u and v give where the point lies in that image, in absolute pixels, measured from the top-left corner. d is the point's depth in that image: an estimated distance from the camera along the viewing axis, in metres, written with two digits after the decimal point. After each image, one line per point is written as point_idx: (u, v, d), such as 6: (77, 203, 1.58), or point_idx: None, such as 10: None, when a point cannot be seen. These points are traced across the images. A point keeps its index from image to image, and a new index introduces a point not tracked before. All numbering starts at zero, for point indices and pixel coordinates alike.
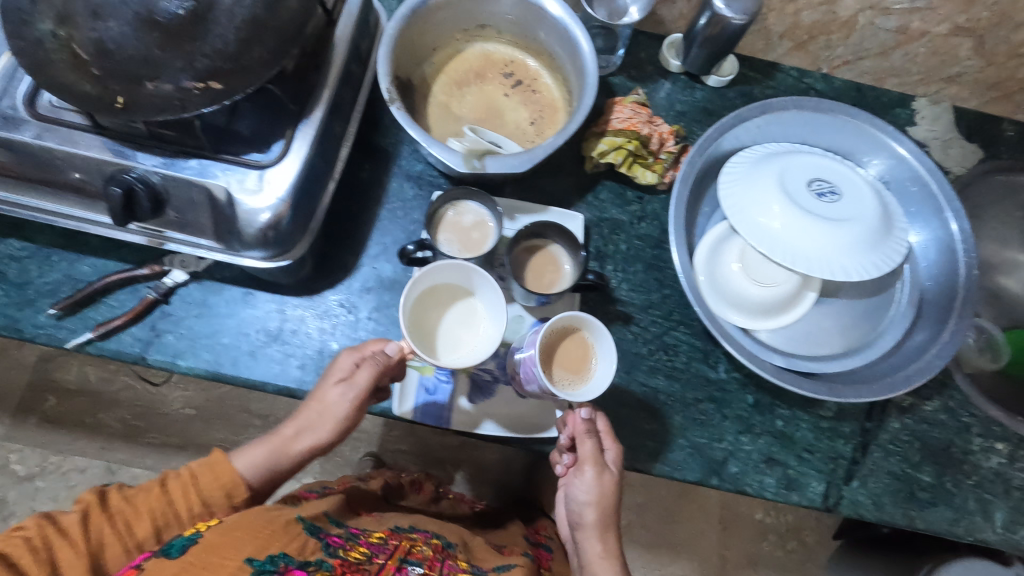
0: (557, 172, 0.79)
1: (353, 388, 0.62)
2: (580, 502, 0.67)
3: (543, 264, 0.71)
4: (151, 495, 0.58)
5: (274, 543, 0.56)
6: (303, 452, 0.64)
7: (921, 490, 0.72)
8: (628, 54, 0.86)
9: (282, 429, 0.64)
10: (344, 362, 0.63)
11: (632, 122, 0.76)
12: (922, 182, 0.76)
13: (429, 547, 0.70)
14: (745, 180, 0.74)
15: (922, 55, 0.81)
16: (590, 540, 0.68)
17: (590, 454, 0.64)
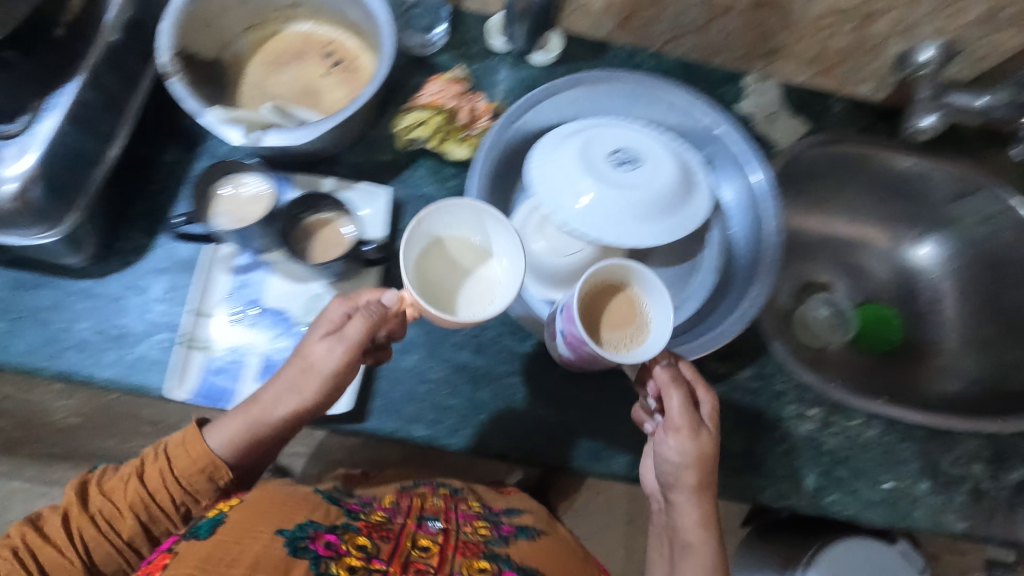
0: (372, 150, 0.79)
1: (343, 342, 0.58)
2: (673, 464, 0.61)
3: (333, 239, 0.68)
4: (129, 488, 0.57)
5: (302, 514, 0.59)
6: (281, 417, 0.59)
7: (731, 458, 0.72)
8: (454, 33, 0.85)
9: (258, 396, 0.60)
10: (334, 316, 0.60)
11: (437, 97, 0.76)
12: (728, 150, 0.77)
13: (441, 501, 0.73)
14: (552, 154, 0.73)
15: (737, 30, 0.82)
16: (684, 503, 0.61)
17: (678, 407, 0.60)
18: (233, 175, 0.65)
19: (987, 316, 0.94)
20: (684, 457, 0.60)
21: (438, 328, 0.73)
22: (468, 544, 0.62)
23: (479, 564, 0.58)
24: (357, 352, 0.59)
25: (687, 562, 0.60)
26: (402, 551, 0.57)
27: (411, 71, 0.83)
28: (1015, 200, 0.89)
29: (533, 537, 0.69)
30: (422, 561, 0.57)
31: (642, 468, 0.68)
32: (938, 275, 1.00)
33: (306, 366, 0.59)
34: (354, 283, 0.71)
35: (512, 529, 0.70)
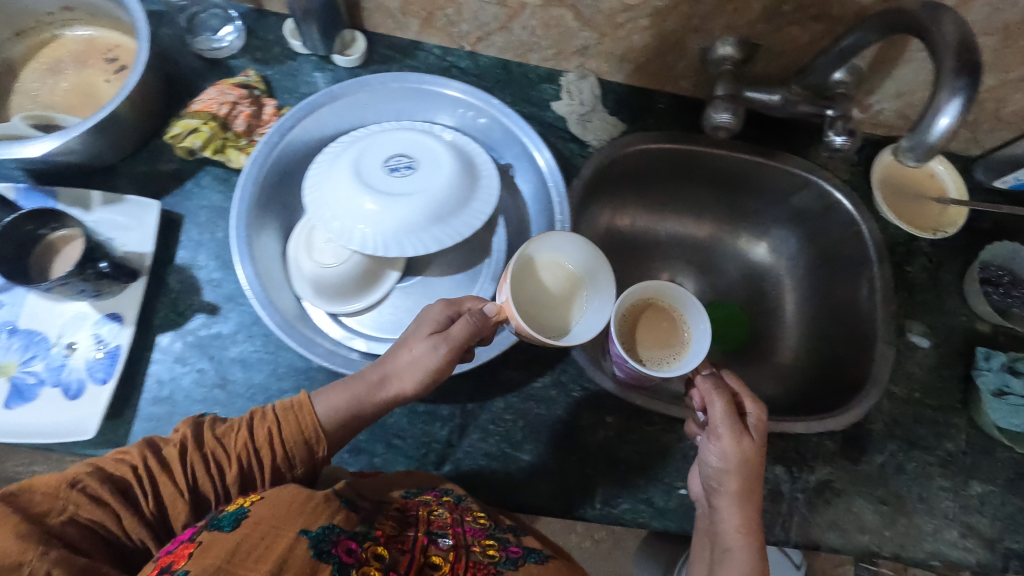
0: (156, 160, 0.76)
1: (448, 343, 0.62)
2: (716, 469, 0.63)
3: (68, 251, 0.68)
4: (239, 439, 0.57)
5: (312, 518, 0.49)
6: (386, 400, 0.63)
7: (518, 469, 0.71)
8: (254, 35, 0.82)
9: (365, 375, 0.63)
10: (438, 316, 0.64)
11: (209, 103, 0.73)
12: (519, 145, 0.77)
13: (447, 512, 0.62)
14: (331, 157, 0.72)
15: (539, 28, 0.80)
16: (726, 503, 0.61)
17: (720, 414, 0.63)
18: None
19: (821, 313, 0.93)
20: (727, 460, 0.62)
21: (213, 345, 0.71)
22: (477, 565, 0.56)
23: None
24: (456, 353, 0.63)
25: (730, 557, 0.59)
26: (417, 564, 0.54)
27: (203, 77, 0.80)
28: (838, 194, 0.87)
29: (544, 561, 0.61)
30: None
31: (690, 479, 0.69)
32: (779, 270, 0.99)
33: (409, 362, 0.63)
34: (118, 299, 0.69)
35: (521, 550, 0.62)
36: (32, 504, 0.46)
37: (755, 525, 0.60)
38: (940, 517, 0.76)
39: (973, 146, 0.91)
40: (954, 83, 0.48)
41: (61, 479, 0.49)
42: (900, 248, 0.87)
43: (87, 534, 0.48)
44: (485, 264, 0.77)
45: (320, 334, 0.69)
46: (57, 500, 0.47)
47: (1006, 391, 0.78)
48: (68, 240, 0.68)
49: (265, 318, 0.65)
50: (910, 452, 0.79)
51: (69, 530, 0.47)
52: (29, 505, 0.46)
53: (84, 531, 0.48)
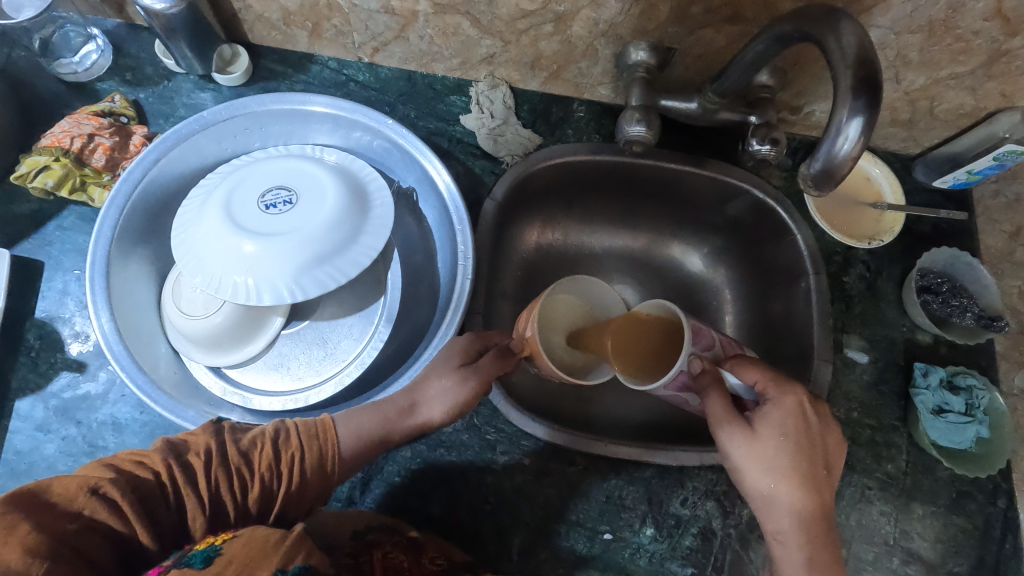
0: (12, 200, 0.68)
1: (475, 374, 0.60)
2: (734, 466, 0.60)
3: None
4: (265, 454, 0.55)
5: (282, 554, 0.46)
6: (414, 427, 0.61)
7: (427, 524, 0.65)
8: (122, 54, 0.74)
9: (395, 399, 0.61)
10: (466, 346, 0.62)
11: (59, 136, 0.65)
12: (419, 168, 0.71)
13: (403, 555, 0.57)
14: (204, 193, 0.65)
15: (437, 37, 0.73)
16: (761, 501, 0.59)
17: (721, 410, 0.60)
18: None
19: (760, 328, 0.88)
20: (745, 459, 0.59)
21: (76, 406, 0.62)
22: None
23: None
24: (484, 385, 0.61)
25: (782, 555, 0.58)
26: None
27: (67, 104, 0.72)
28: (772, 202, 0.81)
29: None
30: None
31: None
32: (718, 283, 0.94)
33: (438, 390, 0.61)
34: None
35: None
36: (48, 507, 0.44)
37: (802, 529, 0.58)
38: (881, 544, 0.72)
39: (912, 145, 0.86)
40: (852, 104, 0.45)
41: (80, 483, 0.46)
42: (836, 258, 0.83)
43: (102, 542, 0.45)
44: (383, 302, 0.71)
45: (195, 392, 0.63)
46: (74, 504, 0.45)
47: (946, 410, 0.75)
48: None
49: (127, 381, 0.58)
50: (849, 476, 0.74)
51: (84, 540, 0.44)
52: (46, 508, 0.44)
53: (99, 541, 0.45)
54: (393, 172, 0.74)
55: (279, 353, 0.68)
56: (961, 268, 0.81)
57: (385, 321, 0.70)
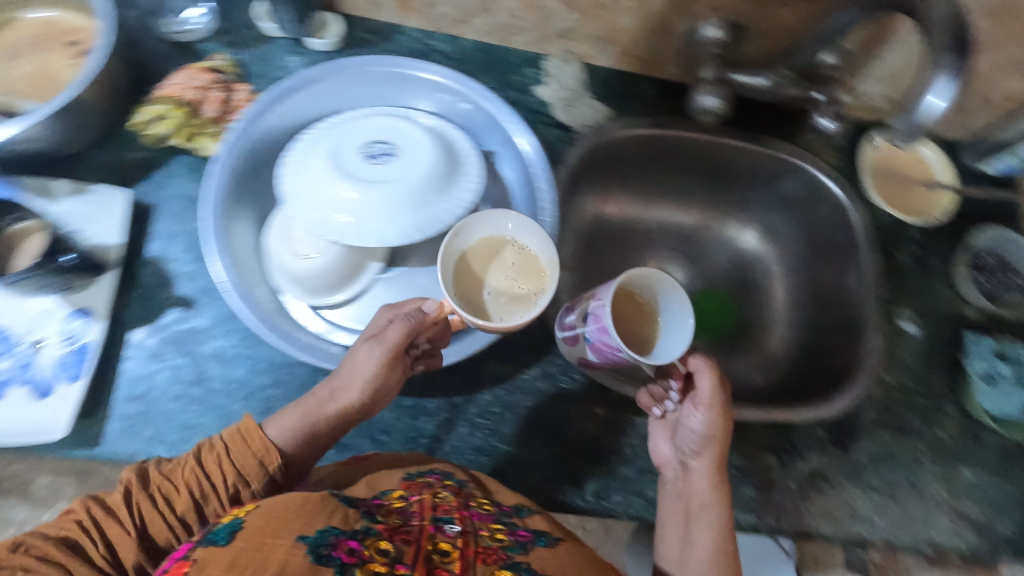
0: (122, 147, 0.72)
1: (382, 344, 0.59)
2: (699, 435, 0.62)
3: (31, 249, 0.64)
4: (188, 468, 0.52)
5: (315, 520, 0.47)
6: (362, 397, 0.60)
7: (506, 464, 0.69)
8: (225, 18, 0.79)
9: (314, 390, 0.60)
10: (378, 319, 0.62)
11: (177, 88, 0.70)
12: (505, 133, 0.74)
13: (452, 495, 0.57)
14: (306, 145, 0.69)
15: (520, 9, 0.78)
16: (702, 467, 0.62)
17: (708, 391, 0.61)
18: None
19: (811, 300, 0.92)
20: (709, 429, 0.61)
21: (187, 339, 0.67)
22: (485, 550, 0.51)
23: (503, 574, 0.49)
24: (395, 354, 0.60)
25: (704, 519, 0.60)
26: (423, 554, 0.48)
27: (172, 61, 0.76)
28: (825, 179, 0.86)
29: (554, 543, 0.57)
30: (444, 572, 0.46)
31: (655, 432, 0.69)
32: (768, 259, 0.98)
33: (350, 367, 0.60)
34: (88, 294, 0.65)
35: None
36: None
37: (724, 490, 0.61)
38: (932, 503, 0.75)
39: (962, 130, 0.90)
40: (944, 61, 0.49)
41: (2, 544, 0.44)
42: (889, 234, 0.86)
43: None
44: None
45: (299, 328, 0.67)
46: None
47: (996, 376, 0.79)
48: (30, 234, 0.65)
49: (243, 316, 0.62)
50: (901, 438, 0.77)
51: None
52: None
53: None
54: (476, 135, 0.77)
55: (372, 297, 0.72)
56: (1011, 247, 0.85)
57: None
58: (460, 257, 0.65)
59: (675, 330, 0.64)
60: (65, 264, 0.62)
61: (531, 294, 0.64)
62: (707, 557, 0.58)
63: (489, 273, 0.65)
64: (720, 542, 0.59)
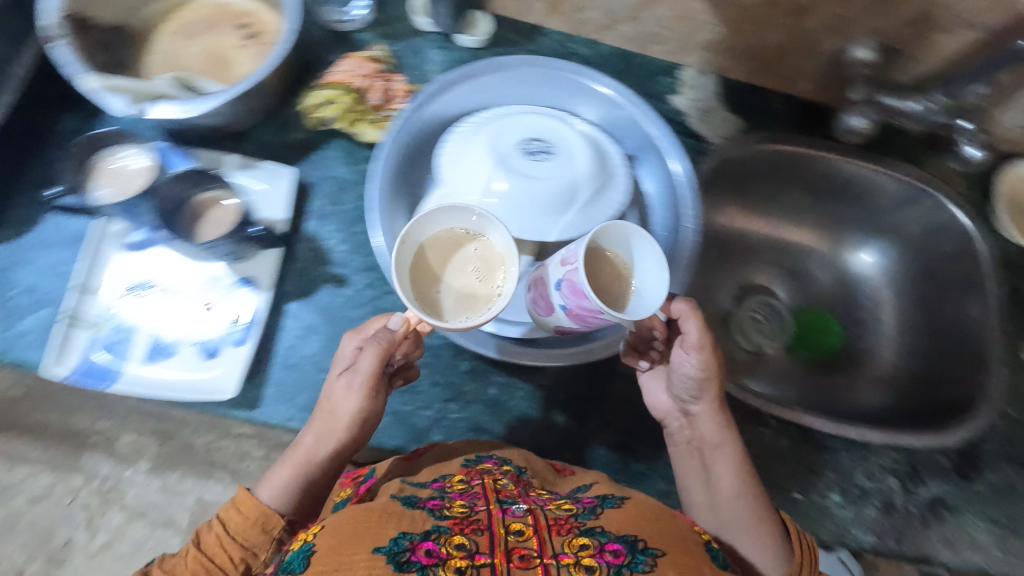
0: (283, 128, 0.76)
1: (358, 374, 0.56)
2: (694, 379, 0.60)
3: (218, 218, 0.69)
4: (188, 559, 0.50)
5: (386, 527, 0.45)
6: (350, 428, 0.58)
7: (636, 461, 0.71)
8: (381, 11, 0.82)
9: (300, 439, 0.58)
10: (345, 348, 0.58)
11: (347, 75, 0.74)
12: (653, 142, 0.74)
13: (512, 482, 0.55)
14: (464, 139, 0.71)
15: (669, 20, 0.79)
16: (703, 409, 0.62)
17: (697, 336, 0.58)
18: (104, 150, 0.66)
19: (923, 327, 0.92)
20: (705, 371, 0.59)
21: (342, 315, 0.70)
22: (559, 522, 0.49)
23: (581, 542, 0.46)
24: (376, 380, 0.57)
25: (720, 461, 0.61)
26: (499, 538, 0.45)
27: (330, 48, 0.79)
28: (957, 211, 0.85)
29: (622, 502, 0.53)
30: (523, 550, 0.44)
31: (647, 382, 0.68)
32: (877, 282, 0.97)
33: (331, 405, 0.57)
34: (254, 264, 0.69)
35: (623, 552, 0.45)
36: None
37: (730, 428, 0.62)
38: None
39: None
40: None
41: None
42: (1015, 265, 0.86)
43: None
44: None
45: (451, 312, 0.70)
46: None
47: None
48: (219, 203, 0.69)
49: None
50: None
51: None
52: None
53: None
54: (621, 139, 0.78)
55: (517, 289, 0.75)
56: None
57: None
58: (415, 250, 0.55)
59: (647, 293, 0.55)
60: (253, 234, 0.65)
61: (497, 283, 0.56)
62: (734, 491, 0.59)
63: (445, 269, 0.56)
64: (746, 480, 0.60)
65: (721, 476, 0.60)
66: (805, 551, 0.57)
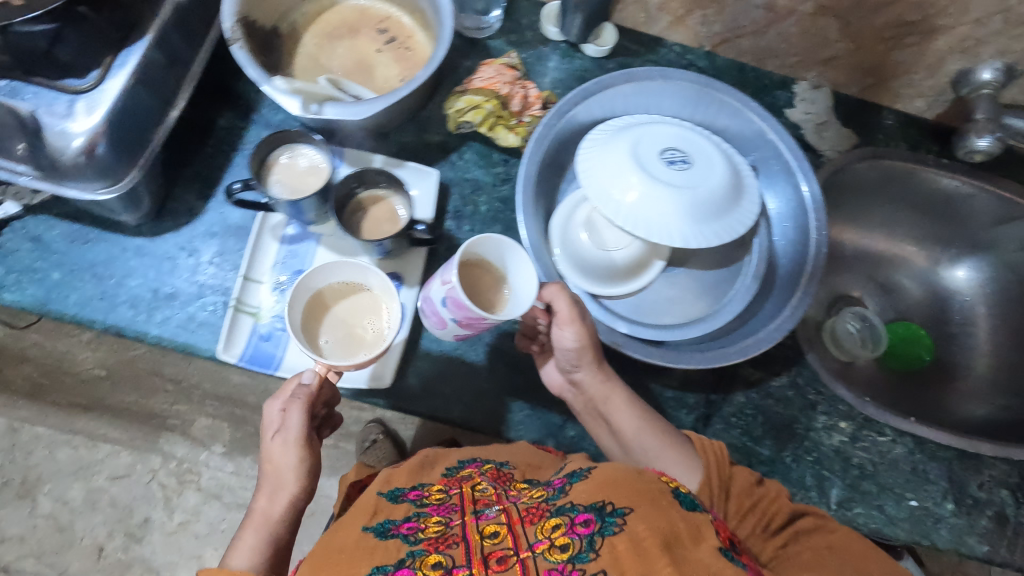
0: (422, 131, 0.79)
1: (289, 431, 0.61)
2: (574, 349, 0.65)
3: (382, 214, 0.69)
4: None
5: (361, 565, 0.50)
6: (293, 478, 0.62)
7: (759, 463, 0.74)
8: (510, 19, 0.85)
9: (254, 505, 0.63)
10: (272, 415, 0.63)
11: (491, 82, 0.76)
12: (782, 157, 0.77)
13: (492, 485, 0.60)
14: (604, 143, 0.74)
15: (794, 36, 0.81)
16: (586, 373, 0.67)
17: (568, 309, 0.62)
18: (291, 145, 0.67)
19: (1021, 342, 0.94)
20: (582, 339, 0.64)
21: None
22: (532, 511, 0.54)
23: (552, 522, 0.50)
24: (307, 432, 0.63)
25: (621, 416, 0.68)
26: (475, 545, 0.50)
27: (465, 55, 0.83)
28: None
29: (590, 474, 0.57)
30: (498, 553, 0.49)
31: (542, 365, 0.72)
32: (972, 297, 0.99)
33: (272, 466, 0.63)
34: (400, 261, 0.73)
35: (593, 520, 0.49)
36: None
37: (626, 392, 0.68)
38: None
39: None
40: None
41: None
42: None
43: None
44: (744, 264, 0.80)
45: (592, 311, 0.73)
46: None
47: None
48: (381, 200, 0.70)
49: None
50: None
51: None
52: None
53: None
54: (750, 154, 0.80)
55: (648, 295, 0.78)
56: None
57: (744, 282, 0.79)
58: (313, 297, 0.64)
59: (518, 291, 0.61)
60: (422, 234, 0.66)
61: (384, 322, 0.65)
62: (636, 426, 0.67)
63: (336, 309, 0.65)
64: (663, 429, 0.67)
65: (622, 423, 0.67)
66: (714, 458, 0.64)
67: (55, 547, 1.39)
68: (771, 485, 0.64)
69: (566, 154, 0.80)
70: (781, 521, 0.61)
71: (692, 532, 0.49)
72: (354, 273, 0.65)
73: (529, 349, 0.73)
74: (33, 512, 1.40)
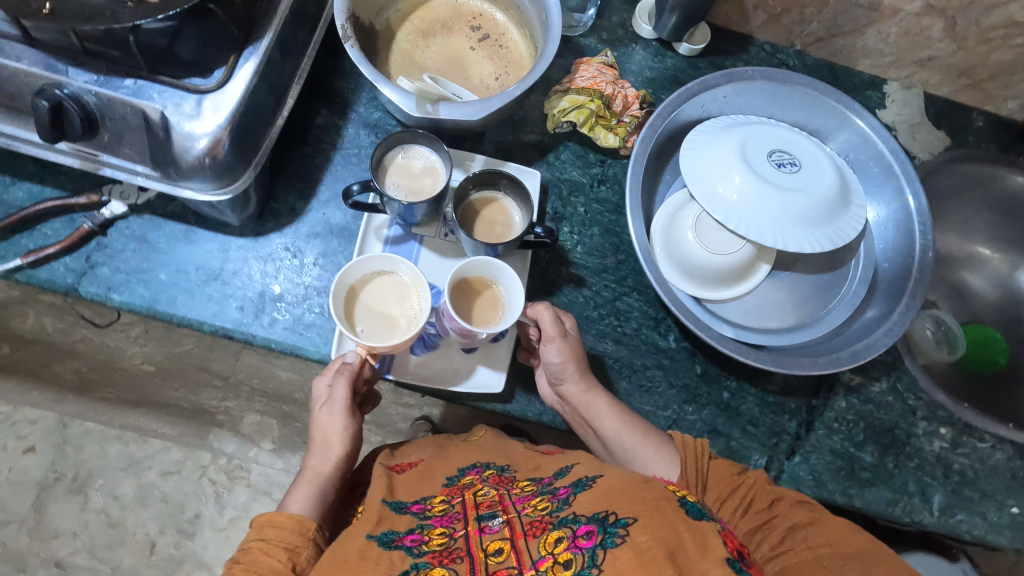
0: (518, 131, 0.78)
1: (336, 404, 0.63)
2: (557, 365, 0.65)
3: (494, 216, 0.69)
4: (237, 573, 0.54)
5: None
6: (343, 445, 0.64)
7: (862, 468, 0.74)
8: (602, 16, 0.84)
9: (304, 463, 0.64)
10: (318, 388, 0.64)
11: (595, 81, 0.75)
12: (884, 161, 0.77)
13: (492, 491, 0.58)
14: (710, 141, 0.72)
15: (895, 35, 0.80)
16: (571, 387, 0.66)
17: (551, 325, 0.64)
18: (406, 145, 0.66)
19: None
20: (564, 355, 0.64)
21: (581, 315, 0.74)
22: (535, 525, 0.50)
23: (555, 537, 0.46)
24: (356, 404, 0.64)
25: (605, 423, 0.66)
26: (479, 562, 0.47)
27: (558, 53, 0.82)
28: None
29: (593, 484, 0.52)
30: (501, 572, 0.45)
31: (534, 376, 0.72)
32: None
33: (321, 434, 0.64)
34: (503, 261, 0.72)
35: (595, 532, 0.44)
36: None
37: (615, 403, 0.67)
38: None
39: None
40: None
41: None
42: None
43: None
44: (849, 269, 0.78)
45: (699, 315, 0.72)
46: None
47: None
48: (492, 199, 0.70)
49: (666, 298, 0.67)
50: None
51: None
52: None
53: None
54: (848, 157, 0.80)
55: (751, 301, 0.77)
56: None
57: (850, 287, 0.78)
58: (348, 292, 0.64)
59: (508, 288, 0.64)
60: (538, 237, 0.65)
61: (413, 306, 0.65)
62: (617, 429, 0.66)
63: (368, 299, 0.64)
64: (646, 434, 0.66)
65: (604, 428, 0.66)
66: (693, 452, 0.63)
67: (106, 542, 1.37)
68: (750, 472, 0.63)
69: (665, 155, 0.79)
70: (762, 505, 0.59)
71: (697, 542, 0.42)
72: (377, 267, 0.64)
73: (529, 363, 0.72)
74: (85, 506, 1.38)
